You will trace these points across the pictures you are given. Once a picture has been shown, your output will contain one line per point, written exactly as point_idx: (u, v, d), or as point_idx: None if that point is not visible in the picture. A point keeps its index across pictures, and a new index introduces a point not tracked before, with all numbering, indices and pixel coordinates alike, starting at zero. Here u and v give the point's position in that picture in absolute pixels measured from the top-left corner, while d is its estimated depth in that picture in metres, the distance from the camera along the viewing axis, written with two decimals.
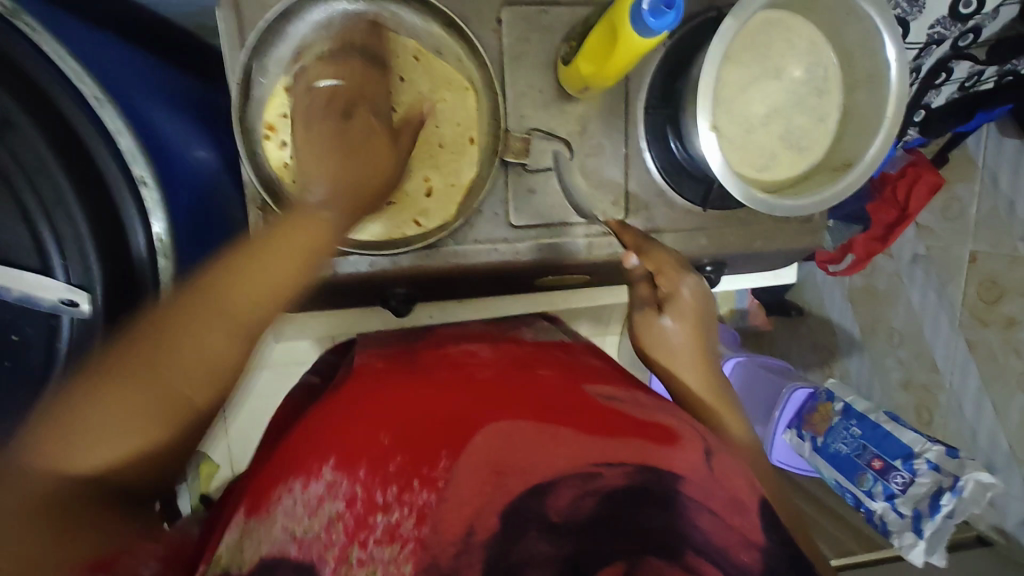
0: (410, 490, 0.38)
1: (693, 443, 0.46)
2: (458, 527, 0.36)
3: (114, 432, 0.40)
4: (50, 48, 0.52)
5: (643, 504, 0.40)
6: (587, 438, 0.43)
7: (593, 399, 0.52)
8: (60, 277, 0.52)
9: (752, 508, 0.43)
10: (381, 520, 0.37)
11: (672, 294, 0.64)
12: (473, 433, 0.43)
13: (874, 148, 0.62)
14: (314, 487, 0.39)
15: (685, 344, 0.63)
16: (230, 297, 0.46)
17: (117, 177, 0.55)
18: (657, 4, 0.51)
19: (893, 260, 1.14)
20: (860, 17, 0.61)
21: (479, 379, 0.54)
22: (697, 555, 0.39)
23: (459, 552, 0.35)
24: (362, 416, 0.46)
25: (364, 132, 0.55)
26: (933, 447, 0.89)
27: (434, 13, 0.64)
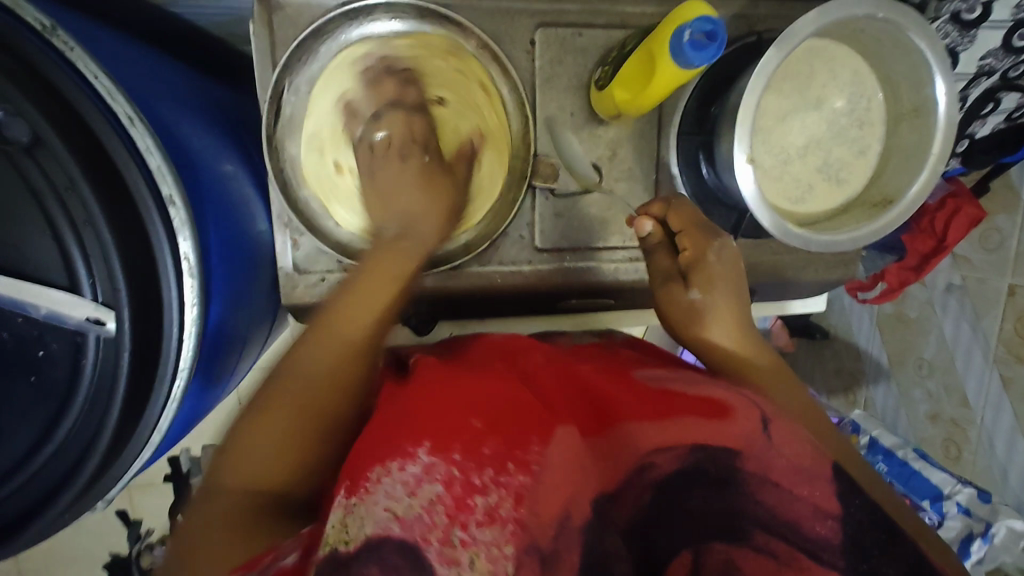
0: (505, 473, 0.40)
1: (748, 413, 0.47)
2: (554, 510, 0.39)
3: (257, 453, 0.44)
4: (82, 64, 0.48)
5: (699, 487, 0.43)
6: (650, 427, 0.45)
7: (641, 385, 0.52)
8: (86, 297, 0.49)
9: (822, 476, 0.45)
10: (481, 501, 0.38)
11: (696, 260, 0.61)
12: (554, 427, 0.44)
13: (918, 184, 0.60)
14: (411, 468, 0.39)
15: (717, 312, 0.60)
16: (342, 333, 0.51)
17: (143, 194, 0.49)
18: (697, 36, 0.49)
19: (925, 288, 1.11)
20: (908, 49, 0.59)
21: (533, 370, 0.54)
22: (765, 534, 0.42)
23: (555, 535, 0.38)
24: (438, 403, 0.45)
25: (439, 180, 0.63)
26: (964, 490, 0.91)
27: (468, 33, 0.63)
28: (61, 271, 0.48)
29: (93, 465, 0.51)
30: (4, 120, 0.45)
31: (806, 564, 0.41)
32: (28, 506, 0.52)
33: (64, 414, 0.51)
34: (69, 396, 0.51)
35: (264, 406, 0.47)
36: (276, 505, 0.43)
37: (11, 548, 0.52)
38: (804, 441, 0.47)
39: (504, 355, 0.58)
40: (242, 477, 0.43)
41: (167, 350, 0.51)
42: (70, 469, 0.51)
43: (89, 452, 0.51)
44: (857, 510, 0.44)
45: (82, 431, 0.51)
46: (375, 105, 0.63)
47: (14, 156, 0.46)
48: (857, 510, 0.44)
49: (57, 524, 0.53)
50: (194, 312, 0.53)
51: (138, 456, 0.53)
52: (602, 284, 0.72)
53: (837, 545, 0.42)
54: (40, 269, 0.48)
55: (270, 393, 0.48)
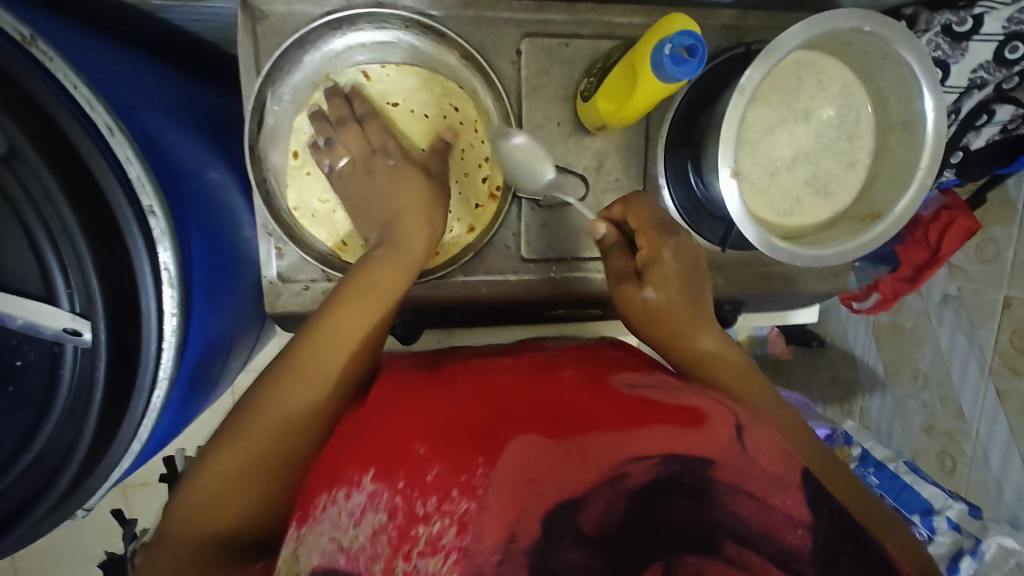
0: (449, 500, 0.39)
1: (723, 420, 0.47)
2: (498, 536, 0.37)
3: (214, 490, 0.46)
4: (63, 75, 0.49)
5: (675, 499, 0.41)
6: (607, 436, 0.44)
7: (619, 394, 0.51)
8: (62, 307, 0.48)
9: (794, 484, 0.44)
10: (423, 532, 0.38)
11: (652, 259, 0.62)
12: (506, 443, 0.43)
13: (905, 199, 0.60)
14: (356, 497, 0.42)
15: (671, 312, 0.61)
16: (314, 360, 0.51)
17: (124, 209, 0.50)
18: (679, 50, 0.49)
19: (922, 299, 1.10)
20: (896, 63, 0.58)
21: (512, 380, 0.54)
22: (737, 545, 0.40)
23: (500, 561, 0.36)
24: (391, 431, 0.46)
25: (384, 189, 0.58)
26: (954, 505, 0.91)
27: (453, 44, 0.63)
28: (38, 282, 0.48)
29: (72, 472, 0.51)
30: None
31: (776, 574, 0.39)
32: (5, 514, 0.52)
33: (40, 424, 0.51)
34: (46, 405, 0.50)
35: (228, 440, 0.48)
36: (232, 538, 0.45)
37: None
38: (777, 448, 0.47)
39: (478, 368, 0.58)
40: (197, 513, 0.45)
41: (145, 360, 0.52)
42: (47, 477, 0.51)
43: (65, 461, 0.51)
44: (828, 517, 0.43)
45: (58, 442, 0.51)
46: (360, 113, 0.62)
47: None
48: (829, 520, 0.43)
49: (36, 531, 0.53)
50: (174, 321, 0.54)
51: (119, 463, 0.54)
52: (589, 294, 0.72)
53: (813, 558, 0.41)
54: (16, 278, 0.48)
55: (240, 424, 0.48)
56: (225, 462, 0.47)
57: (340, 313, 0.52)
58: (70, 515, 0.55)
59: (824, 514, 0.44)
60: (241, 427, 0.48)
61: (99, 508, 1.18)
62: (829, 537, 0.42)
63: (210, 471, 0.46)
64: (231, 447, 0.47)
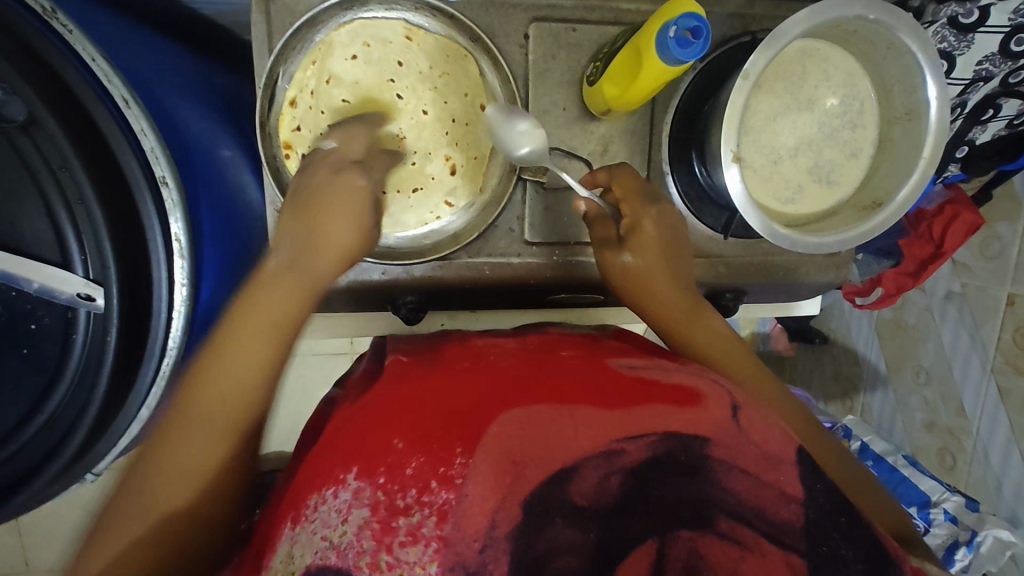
0: (428, 491, 0.40)
1: (719, 401, 0.48)
2: (480, 525, 0.39)
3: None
4: (81, 47, 0.50)
5: (670, 475, 0.42)
6: (602, 417, 0.44)
7: (617, 372, 0.52)
8: (78, 273, 0.50)
9: (788, 461, 0.45)
10: (404, 522, 0.39)
11: (633, 226, 0.63)
12: (487, 423, 0.44)
13: (907, 188, 0.60)
14: (343, 495, 0.42)
15: (649, 276, 0.62)
16: (212, 403, 0.47)
17: (138, 177, 0.51)
18: (684, 32, 0.49)
19: (925, 295, 1.10)
20: (901, 52, 0.59)
21: (511, 364, 0.54)
22: (728, 519, 0.41)
23: (483, 549, 0.38)
24: (369, 421, 0.47)
25: (326, 185, 0.52)
26: (952, 498, 0.91)
27: (459, 26, 0.63)
28: (55, 249, 0.50)
29: (81, 435, 0.52)
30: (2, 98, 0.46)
31: (767, 548, 0.41)
32: (13, 477, 0.53)
33: (54, 387, 0.52)
34: (60, 369, 0.52)
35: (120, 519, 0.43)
36: None
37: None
38: (774, 426, 0.48)
39: (473, 356, 0.58)
40: None
41: (155, 329, 0.53)
42: (57, 441, 0.52)
43: (75, 424, 0.52)
44: (820, 493, 0.44)
45: (70, 405, 0.52)
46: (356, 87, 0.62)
47: (10, 132, 0.47)
48: (820, 494, 0.44)
49: (44, 495, 0.54)
50: (184, 291, 0.55)
51: (127, 432, 0.55)
52: (590, 279, 0.73)
53: (799, 530, 0.42)
54: (30, 243, 0.49)
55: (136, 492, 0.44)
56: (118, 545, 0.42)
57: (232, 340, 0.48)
58: (79, 479, 0.56)
59: (812, 488, 0.44)
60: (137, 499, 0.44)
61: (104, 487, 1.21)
62: (820, 513, 0.43)
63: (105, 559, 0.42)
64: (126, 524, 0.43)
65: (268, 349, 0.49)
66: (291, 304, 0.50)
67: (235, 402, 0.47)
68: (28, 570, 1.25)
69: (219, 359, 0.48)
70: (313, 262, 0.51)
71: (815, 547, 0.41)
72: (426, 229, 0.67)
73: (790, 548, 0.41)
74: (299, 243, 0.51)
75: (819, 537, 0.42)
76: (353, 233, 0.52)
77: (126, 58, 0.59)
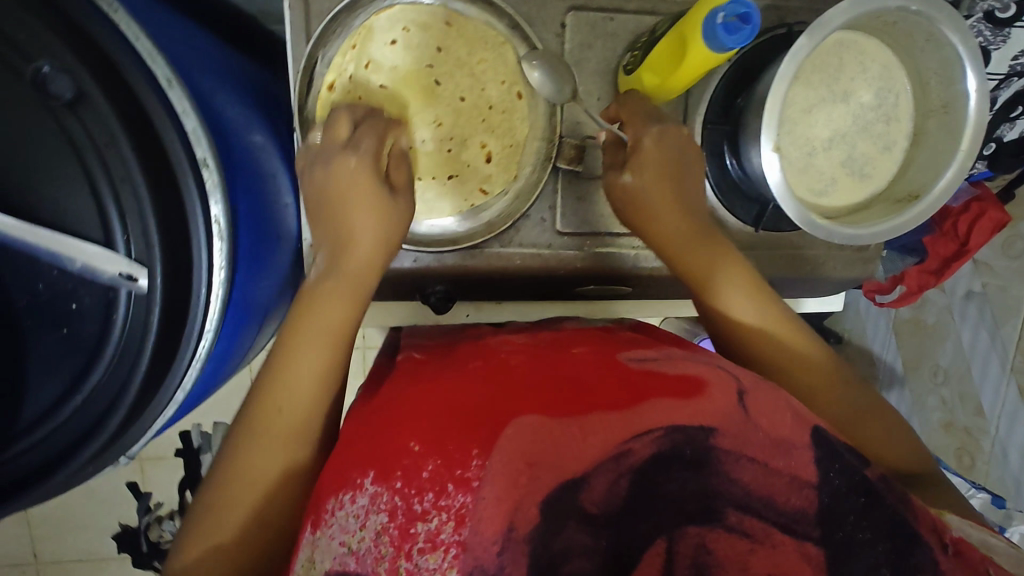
0: (446, 495, 0.39)
1: (723, 387, 0.47)
2: (497, 527, 0.38)
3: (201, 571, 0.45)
4: (126, 26, 0.50)
5: (675, 470, 0.42)
6: (607, 415, 0.44)
7: (625, 367, 0.51)
8: (121, 253, 0.50)
9: (801, 444, 0.45)
10: (422, 527, 0.39)
11: (634, 145, 0.60)
12: (502, 426, 0.42)
13: (944, 180, 0.60)
14: (360, 500, 0.41)
15: (654, 194, 0.60)
16: (279, 406, 0.49)
17: (180, 159, 0.51)
18: (731, 18, 0.50)
19: (944, 294, 1.09)
20: (940, 44, 0.59)
21: (521, 360, 0.53)
22: (739, 512, 0.41)
23: (500, 551, 0.37)
24: (384, 425, 0.46)
25: (353, 172, 0.54)
26: (979, 494, 0.92)
27: (500, 13, 0.63)
28: (98, 228, 0.50)
29: (118, 417, 0.52)
30: (51, 74, 0.46)
31: (778, 538, 0.41)
32: (44, 459, 0.52)
33: (93, 366, 0.52)
34: (99, 349, 0.52)
35: (208, 519, 0.46)
36: None
37: (16, 506, 0.52)
38: (784, 410, 0.47)
39: (486, 355, 0.57)
40: None
41: (195, 308, 0.52)
42: (93, 421, 0.52)
43: (113, 405, 0.52)
44: (837, 475, 0.44)
45: (108, 386, 0.52)
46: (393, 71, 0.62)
47: (57, 110, 0.47)
48: (838, 477, 0.44)
49: (77, 477, 0.54)
50: (222, 275, 0.55)
51: (162, 413, 0.55)
52: (619, 270, 0.73)
53: (812, 515, 0.42)
54: (73, 222, 0.49)
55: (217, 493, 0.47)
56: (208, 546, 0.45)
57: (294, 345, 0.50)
58: (113, 462, 0.56)
59: (833, 470, 0.44)
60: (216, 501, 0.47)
61: (115, 477, 1.20)
62: (833, 496, 0.43)
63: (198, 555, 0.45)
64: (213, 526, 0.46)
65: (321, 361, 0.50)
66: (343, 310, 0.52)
67: (302, 406, 0.49)
68: (36, 560, 1.24)
69: (286, 365, 0.50)
70: (358, 259, 0.53)
71: (831, 531, 0.42)
72: (460, 216, 0.67)
73: (802, 536, 0.41)
74: (329, 249, 0.54)
75: (831, 525, 0.42)
76: (379, 224, 0.54)
77: (172, 46, 0.60)
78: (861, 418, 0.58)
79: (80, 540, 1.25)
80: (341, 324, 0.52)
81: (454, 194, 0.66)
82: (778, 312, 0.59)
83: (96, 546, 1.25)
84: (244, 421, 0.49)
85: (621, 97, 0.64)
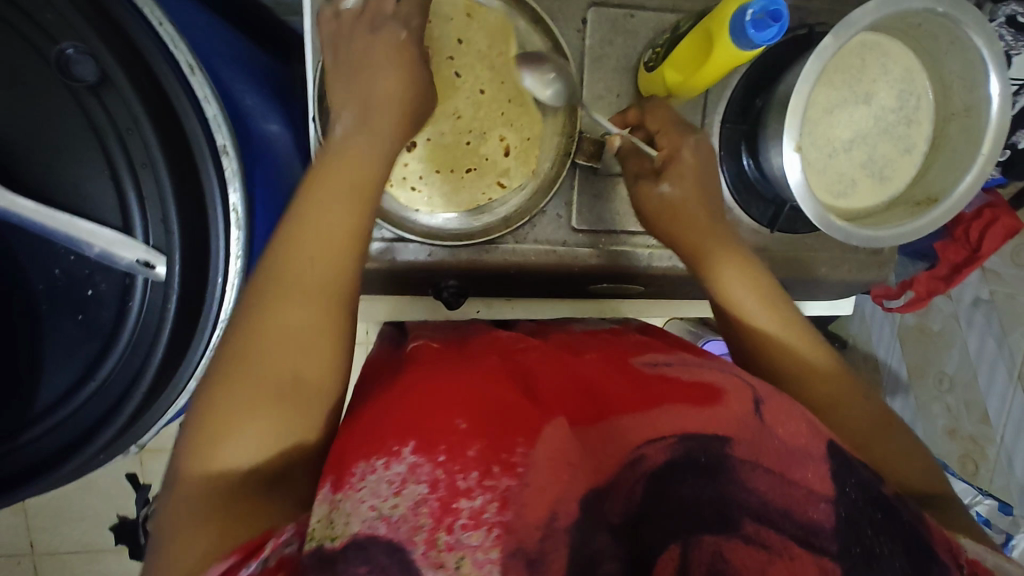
0: (490, 476, 0.39)
1: (739, 395, 0.47)
2: (540, 514, 0.38)
3: (222, 451, 0.40)
4: (149, 9, 0.48)
5: (689, 477, 0.42)
6: (633, 424, 0.44)
7: (641, 373, 0.52)
8: (139, 239, 0.49)
9: (817, 456, 0.44)
10: (466, 505, 0.37)
11: (671, 155, 0.61)
12: (541, 426, 0.44)
13: (964, 183, 0.60)
14: (396, 467, 0.39)
15: (687, 206, 0.61)
16: (301, 271, 0.45)
17: (202, 146, 0.50)
18: (759, 15, 0.49)
19: (951, 301, 1.09)
20: (964, 47, 0.59)
21: (537, 366, 0.54)
22: (755, 522, 0.40)
23: (543, 537, 0.37)
24: (419, 405, 0.45)
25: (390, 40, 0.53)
26: (985, 501, 0.93)
27: (522, 7, 0.63)
28: (117, 214, 0.49)
29: (132, 406, 0.51)
30: (76, 57, 0.46)
31: (796, 551, 0.39)
32: (55, 447, 0.52)
33: (107, 354, 0.52)
34: (113, 336, 0.52)
35: (224, 389, 0.41)
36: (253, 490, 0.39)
37: (18, 497, 0.52)
38: (801, 420, 0.46)
39: (507, 355, 0.57)
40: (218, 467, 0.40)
41: (211, 300, 0.52)
42: (107, 410, 0.52)
43: (126, 393, 0.51)
44: (854, 490, 0.43)
45: (122, 373, 0.51)
46: None
47: (80, 93, 0.47)
48: (855, 492, 0.43)
49: (88, 465, 0.54)
50: (239, 264, 0.53)
51: (174, 403, 0.54)
52: (631, 270, 0.73)
53: (830, 531, 0.41)
54: (92, 207, 0.49)
55: (234, 365, 0.42)
56: (229, 424, 0.40)
57: (312, 209, 0.46)
58: (123, 451, 0.55)
59: (849, 485, 0.43)
60: (235, 372, 0.42)
61: (115, 468, 1.19)
62: (852, 509, 0.42)
63: (220, 434, 0.40)
64: (231, 395, 0.41)
65: (343, 227, 0.47)
66: (366, 169, 0.49)
67: (326, 269, 0.46)
68: (32, 551, 1.23)
69: (304, 227, 0.46)
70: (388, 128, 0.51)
71: (848, 546, 0.40)
72: (478, 210, 0.66)
73: (819, 550, 0.40)
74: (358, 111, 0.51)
75: (854, 543, 0.40)
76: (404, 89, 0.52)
77: (198, 35, 0.61)
78: (882, 433, 0.55)
79: (77, 531, 1.24)
80: (366, 175, 0.49)
81: (470, 189, 0.66)
82: (793, 322, 0.58)
83: (92, 538, 1.24)
84: (260, 284, 0.45)
85: (646, 102, 0.64)
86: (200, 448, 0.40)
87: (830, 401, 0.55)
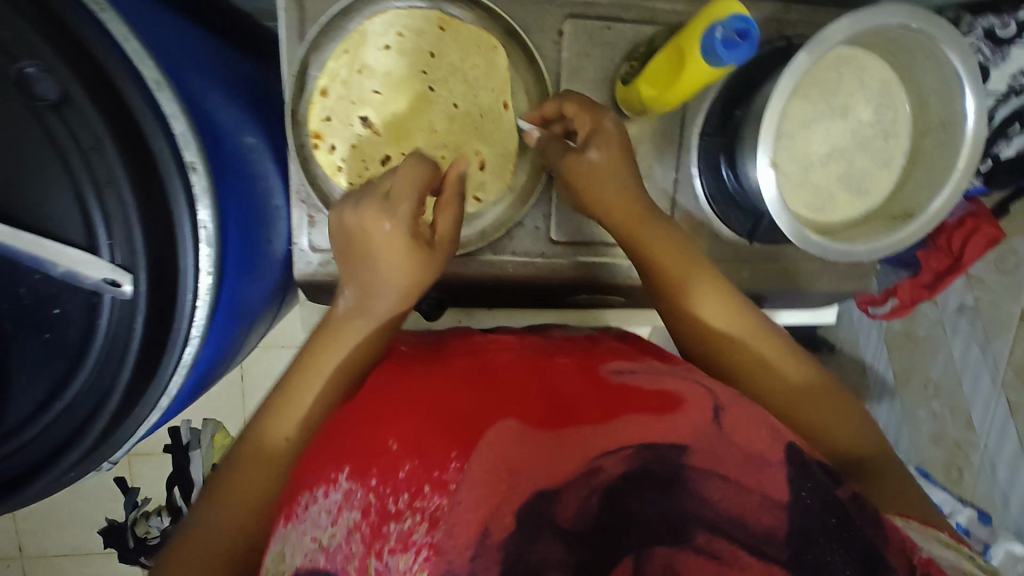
0: (421, 496, 0.40)
1: (699, 404, 0.47)
2: (470, 534, 0.37)
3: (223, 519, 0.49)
4: (114, 26, 0.50)
5: (643, 490, 0.41)
6: (591, 430, 0.43)
7: (606, 381, 0.51)
8: (104, 258, 0.49)
9: (775, 461, 0.44)
10: (394, 528, 0.39)
11: (595, 129, 0.60)
12: (485, 430, 0.43)
13: (940, 199, 0.60)
14: (334, 494, 0.43)
15: (614, 177, 0.60)
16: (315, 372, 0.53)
17: (167, 162, 0.50)
18: (730, 34, 0.49)
19: (937, 308, 1.08)
20: (939, 63, 0.58)
21: (501, 364, 0.53)
22: (708, 532, 0.40)
23: (473, 557, 0.37)
24: (372, 419, 0.47)
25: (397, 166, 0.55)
26: (965, 511, 0.95)
27: (496, 21, 0.64)
28: (81, 232, 0.49)
29: (102, 424, 0.51)
30: (36, 76, 0.45)
31: (746, 561, 0.39)
32: (30, 463, 0.52)
33: (75, 372, 0.51)
34: (82, 354, 0.51)
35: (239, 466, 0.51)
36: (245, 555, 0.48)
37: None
38: (761, 426, 0.46)
39: (476, 354, 0.56)
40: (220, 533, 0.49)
41: (181, 317, 0.52)
42: (77, 427, 0.52)
43: (96, 415, 0.51)
44: (810, 494, 0.42)
45: (94, 389, 0.51)
46: (379, 75, 0.62)
47: (42, 113, 0.46)
48: (810, 497, 0.42)
49: (62, 481, 0.53)
50: (209, 280, 0.54)
51: (148, 418, 0.54)
52: (610, 279, 0.72)
53: (782, 538, 0.40)
54: (56, 227, 0.48)
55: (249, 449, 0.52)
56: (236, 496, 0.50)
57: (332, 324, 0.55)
58: (97, 467, 0.55)
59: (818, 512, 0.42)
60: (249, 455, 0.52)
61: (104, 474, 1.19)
62: (806, 518, 0.41)
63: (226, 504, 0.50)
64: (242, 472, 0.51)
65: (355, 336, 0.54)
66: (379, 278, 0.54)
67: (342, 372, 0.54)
68: (22, 555, 1.23)
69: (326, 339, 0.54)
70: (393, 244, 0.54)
71: (800, 554, 0.40)
72: None
73: (770, 558, 0.39)
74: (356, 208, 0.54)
75: (804, 544, 0.40)
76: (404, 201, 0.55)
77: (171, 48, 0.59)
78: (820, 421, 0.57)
79: (67, 537, 1.23)
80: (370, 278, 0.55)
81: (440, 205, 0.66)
82: (747, 317, 0.59)
83: (82, 544, 1.24)
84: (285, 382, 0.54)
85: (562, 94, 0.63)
86: (212, 512, 0.50)
87: (786, 404, 0.57)
